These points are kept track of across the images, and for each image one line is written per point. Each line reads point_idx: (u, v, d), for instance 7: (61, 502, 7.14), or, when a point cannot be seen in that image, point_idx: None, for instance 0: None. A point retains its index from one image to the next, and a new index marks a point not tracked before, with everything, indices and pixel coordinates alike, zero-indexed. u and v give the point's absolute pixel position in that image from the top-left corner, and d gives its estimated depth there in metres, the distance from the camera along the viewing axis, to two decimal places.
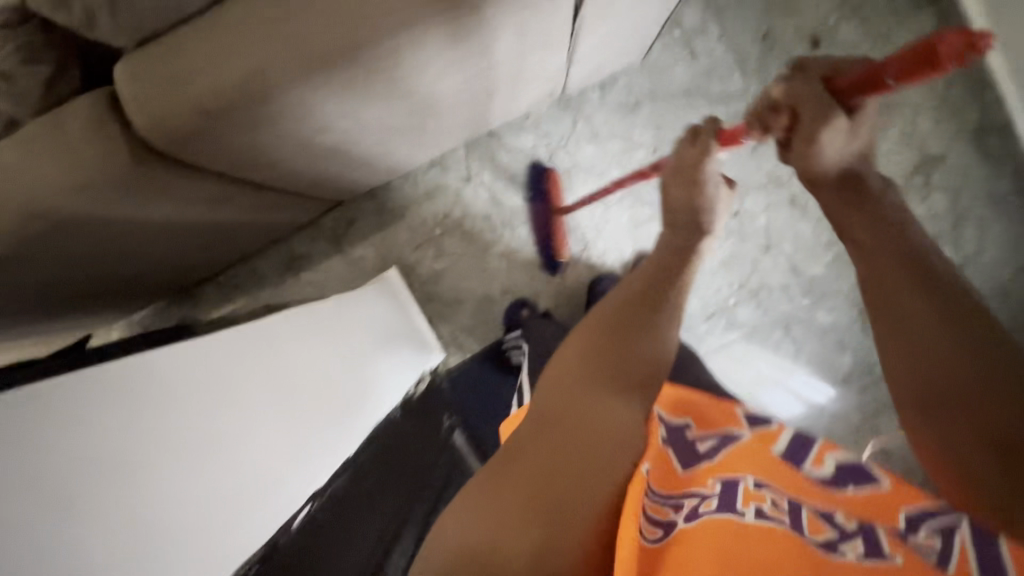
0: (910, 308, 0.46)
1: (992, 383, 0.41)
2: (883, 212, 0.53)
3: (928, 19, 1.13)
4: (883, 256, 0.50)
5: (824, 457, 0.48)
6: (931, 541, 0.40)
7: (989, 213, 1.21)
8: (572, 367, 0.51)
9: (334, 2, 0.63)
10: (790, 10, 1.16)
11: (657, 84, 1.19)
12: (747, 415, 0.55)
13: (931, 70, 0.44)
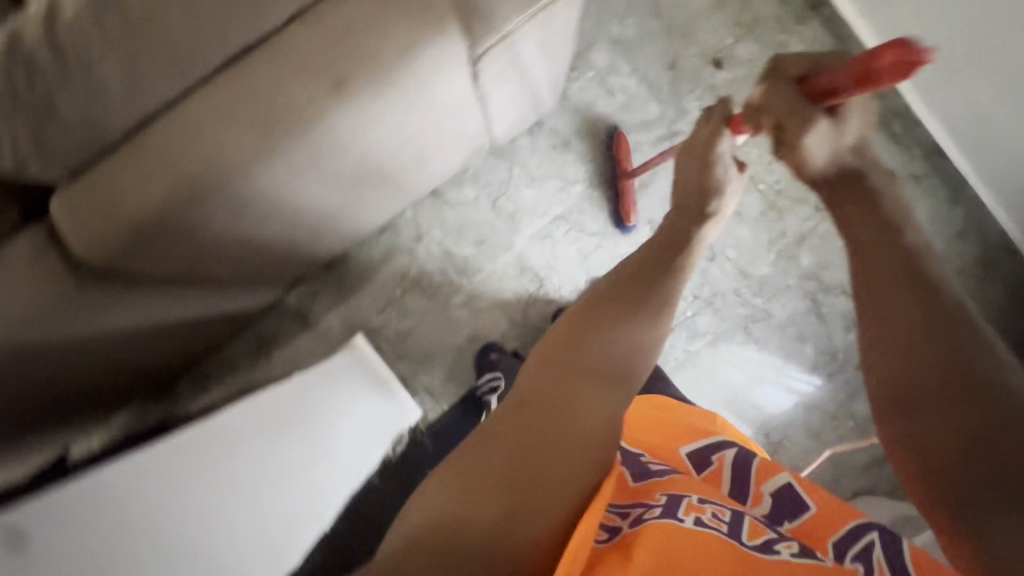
0: (888, 307, 0.53)
1: (948, 383, 0.46)
2: (886, 219, 0.59)
3: (814, 29, 1.23)
4: (878, 261, 0.56)
5: (763, 493, 0.58)
6: (856, 560, 0.47)
7: (914, 193, 1.22)
8: (558, 355, 0.56)
9: (271, 79, 0.64)
10: (690, 38, 1.25)
11: (581, 123, 1.26)
12: (697, 455, 0.65)
13: (883, 80, 0.56)
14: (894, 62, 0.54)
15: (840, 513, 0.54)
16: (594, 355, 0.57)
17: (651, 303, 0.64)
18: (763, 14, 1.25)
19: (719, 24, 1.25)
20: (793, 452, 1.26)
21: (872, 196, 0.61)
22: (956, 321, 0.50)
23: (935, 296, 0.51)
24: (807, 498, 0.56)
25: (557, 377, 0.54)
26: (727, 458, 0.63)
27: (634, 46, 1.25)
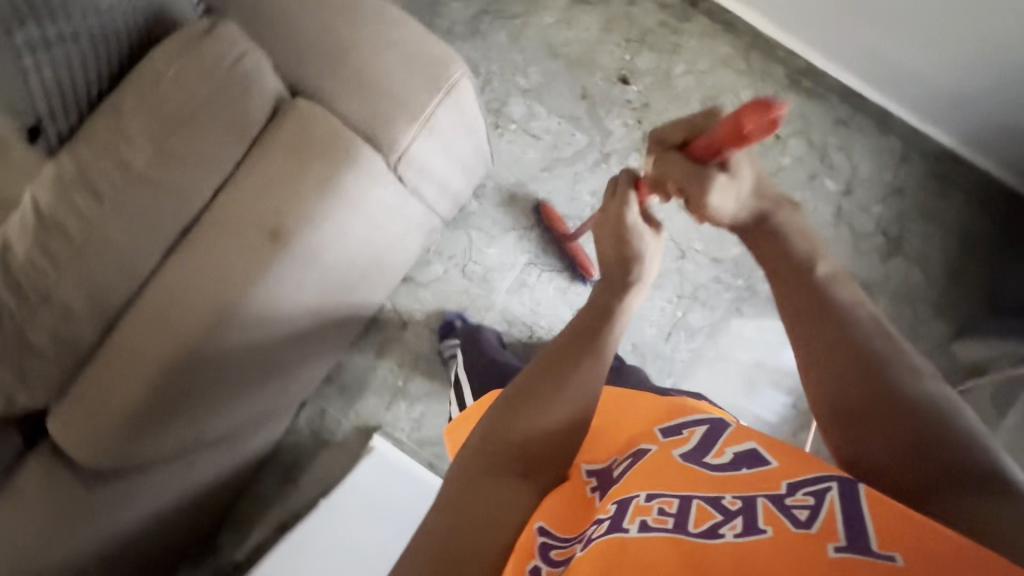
0: (817, 329, 0.58)
1: (881, 401, 0.53)
2: (787, 250, 0.63)
3: (701, 21, 1.28)
4: (797, 287, 0.60)
5: (725, 451, 0.53)
6: (806, 501, 0.45)
7: (846, 136, 1.25)
8: (497, 426, 0.57)
9: (197, 261, 0.68)
10: (591, 66, 1.30)
11: (519, 173, 1.30)
12: (661, 429, 0.59)
13: (753, 137, 0.55)
14: (761, 120, 0.54)
15: (802, 464, 0.49)
16: (527, 425, 0.57)
17: (587, 358, 0.62)
18: (649, 22, 1.29)
19: (614, 42, 1.29)
20: None
21: (785, 219, 0.63)
22: (871, 337, 0.56)
23: (850, 317, 0.58)
24: (771, 455, 0.51)
25: (486, 449, 0.56)
26: (698, 429, 0.57)
27: (543, 89, 1.30)
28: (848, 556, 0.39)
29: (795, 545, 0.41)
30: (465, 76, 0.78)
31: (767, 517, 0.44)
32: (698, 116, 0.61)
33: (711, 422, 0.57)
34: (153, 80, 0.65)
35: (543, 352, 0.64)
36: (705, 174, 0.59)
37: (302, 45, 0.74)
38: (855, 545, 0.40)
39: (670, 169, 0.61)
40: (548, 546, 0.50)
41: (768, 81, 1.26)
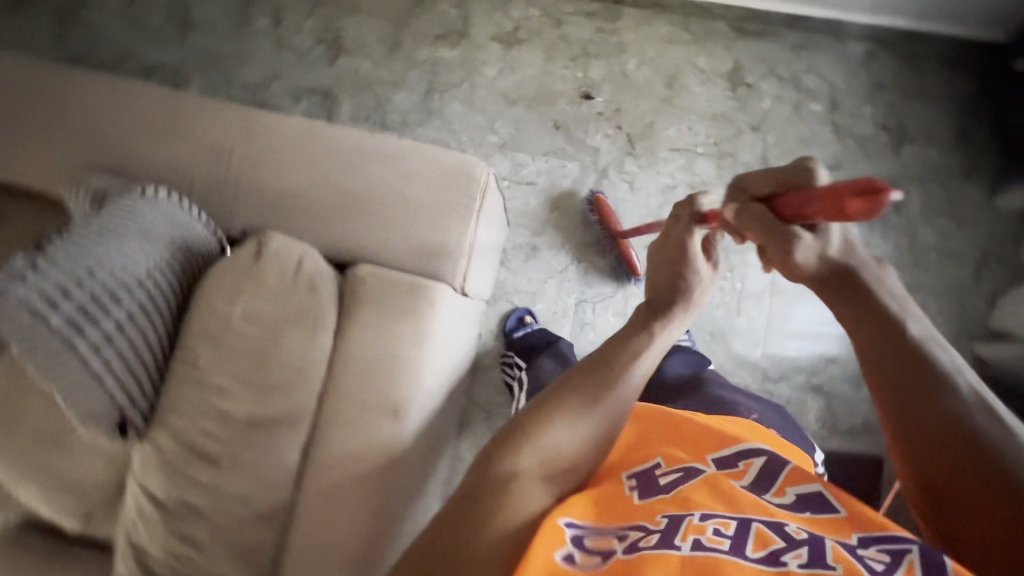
0: (907, 387, 0.54)
1: (983, 484, 0.49)
2: (876, 310, 0.56)
3: (633, 15, 1.30)
4: (888, 355, 0.55)
5: (785, 489, 0.54)
6: (880, 555, 0.47)
7: (809, 58, 1.28)
8: (538, 423, 0.57)
9: (313, 472, 0.63)
10: (552, 96, 1.30)
11: (531, 222, 1.28)
12: (715, 458, 0.59)
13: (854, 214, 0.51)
14: (864, 204, 0.50)
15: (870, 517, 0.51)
16: (575, 438, 0.57)
17: (624, 363, 0.61)
18: (587, 34, 1.31)
19: (562, 67, 1.30)
20: None
21: (872, 276, 0.57)
22: (980, 420, 0.51)
23: (957, 396, 0.52)
24: (838, 502, 0.53)
25: (522, 445, 0.56)
26: (755, 463, 0.57)
27: (517, 137, 1.30)
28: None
29: None
30: (491, 174, 0.75)
31: (837, 555, 0.45)
32: (798, 171, 0.57)
33: (766, 454, 0.58)
34: (220, 324, 0.59)
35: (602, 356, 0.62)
36: (787, 236, 0.56)
37: (328, 217, 0.73)
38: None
39: (751, 226, 0.59)
40: (580, 534, 0.51)
41: (716, 42, 1.29)
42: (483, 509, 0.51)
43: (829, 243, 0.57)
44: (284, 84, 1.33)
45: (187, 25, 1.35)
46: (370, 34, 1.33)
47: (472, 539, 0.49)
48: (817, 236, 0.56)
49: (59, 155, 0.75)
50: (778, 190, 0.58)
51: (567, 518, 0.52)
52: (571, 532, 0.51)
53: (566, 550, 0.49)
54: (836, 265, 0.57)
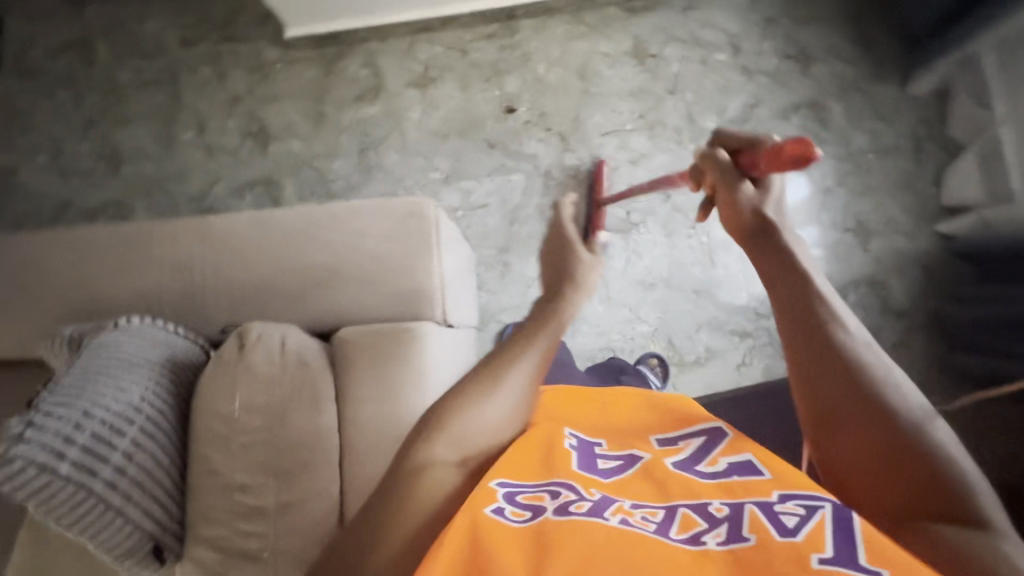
0: (821, 335, 0.51)
1: (882, 432, 0.47)
2: (780, 251, 0.56)
3: (530, 24, 1.37)
4: (793, 293, 0.54)
5: (718, 460, 0.54)
6: (795, 508, 0.46)
7: (701, 17, 1.36)
8: (452, 407, 0.53)
9: None
10: (479, 119, 1.35)
11: (495, 241, 1.31)
12: (658, 437, 0.59)
13: (791, 164, 0.56)
14: (802, 151, 0.55)
15: (798, 476, 0.50)
16: (504, 395, 0.54)
17: (529, 329, 0.59)
18: (493, 54, 1.36)
19: (480, 90, 1.35)
20: (874, 216, 1.31)
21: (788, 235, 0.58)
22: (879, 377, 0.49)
23: (860, 357, 0.50)
24: (765, 467, 0.51)
25: (448, 422, 0.51)
26: (694, 441, 0.57)
27: (458, 167, 1.34)
28: (832, 569, 0.39)
29: (774, 548, 0.42)
30: (439, 208, 0.78)
31: (752, 524, 0.45)
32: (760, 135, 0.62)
33: (705, 429, 0.58)
34: (225, 423, 0.59)
35: (537, 314, 0.61)
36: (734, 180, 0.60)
37: (301, 292, 0.75)
38: (845, 560, 0.40)
39: (706, 169, 0.63)
40: (512, 491, 0.49)
41: (612, 26, 1.36)
42: (395, 488, 0.47)
43: (769, 197, 0.60)
44: (226, 186, 1.36)
45: (116, 159, 1.37)
46: (293, 115, 1.37)
47: (380, 524, 0.45)
48: (758, 189, 0.60)
49: (33, 317, 0.77)
50: (745, 146, 0.62)
51: (499, 479, 0.49)
52: (502, 490, 0.48)
53: (496, 505, 0.46)
54: (764, 217, 0.59)
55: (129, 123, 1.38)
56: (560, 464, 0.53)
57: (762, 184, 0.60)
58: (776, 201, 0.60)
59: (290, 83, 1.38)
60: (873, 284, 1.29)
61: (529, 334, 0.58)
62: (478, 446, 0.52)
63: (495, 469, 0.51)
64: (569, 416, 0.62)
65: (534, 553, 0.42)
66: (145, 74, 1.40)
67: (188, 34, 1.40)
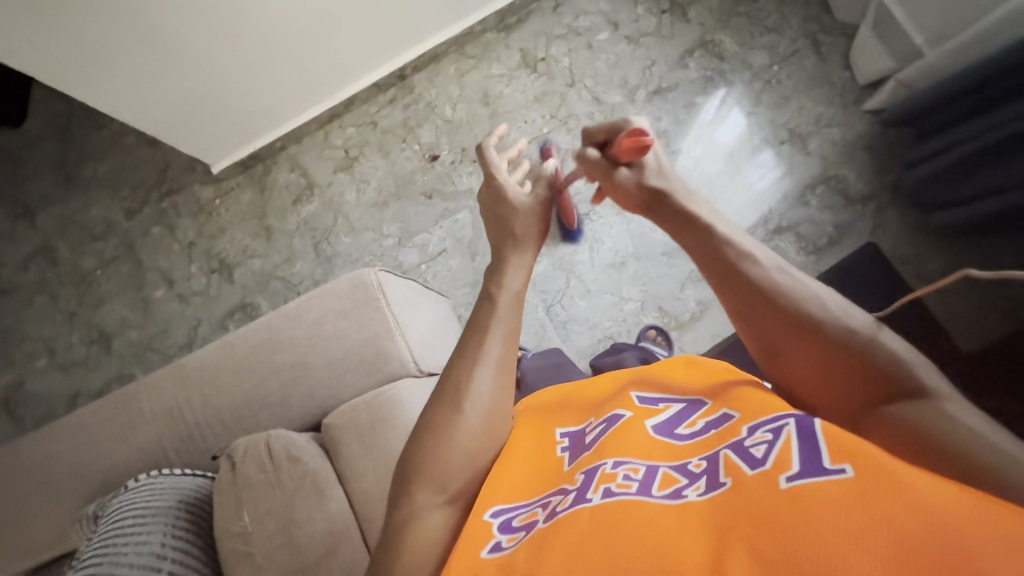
0: (743, 280, 0.55)
1: (823, 347, 0.50)
2: (687, 218, 0.61)
3: (422, 77, 1.45)
4: (707, 255, 0.58)
5: (697, 419, 0.51)
6: (764, 436, 0.45)
7: (571, 8, 1.43)
8: (421, 449, 0.55)
9: None
10: (410, 177, 1.41)
11: (463, 280, 1.35)
12: (635, 394, 0.57)
13: (638, 147, 0.65)
14: (636, 137, 0.65)
15: (764, 404, 0.48)
16: (472, 410, 0.56)
17: (475, 333, 0.61)
18: (401, 115, 1.44)
19: (401, 151, 1.42)
20: (801, 120, 1.33)
21: (681, 194, 0.63)
22: (808, 301, 0.52)
23: (786, 291, 0.53)
24: (735, 408, 0.50)
25: (422, 466, 0.54)
26: (670, 401, 0.55)
27: (406, 227, 1.39)
28: (800, 484, 0.39)
29: (749, 488, 0.41)
30: (380, 271, 0.83)
31: (727, 468, 0.44)
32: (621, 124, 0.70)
33: (687, 398, 0.55)
34: (243, 539, 0.61)
35: (479, 315, 0.63)
36: (611, 173, 0.67)
37: (282, 396, 0.79)
38: (810, 470, 0.40)
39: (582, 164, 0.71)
40: (507, 518, 0.50)
41: (496, 49, 1.43)
42: (390, 547, 0.51)
43: (649, 170, 0.66)
44: (208, 324, 1.42)
45: (105, 338, 1.45)
46: (246, 239, 1.45)
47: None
48: (637, 169, 0.67)
49: (53, 509, 0.81)
50: (610, 139, 0.69)
51: (493, 509, 0.50)
52: (496, 521, 0.49)
53: (492, 540, 0.47)
54: (653, 188, 0.64)
55: (106, 301, 1.47)
56: (549, 472, 0.54)
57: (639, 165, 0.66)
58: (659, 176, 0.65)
59: (233, 212, 1.46)
60: (829, 181, 1.29)
61: (477, 342, 0.60)
62: (457, 469, 0.54)
63: (487, 496, 0.52)
64: (550, 411, 0.62)
65: (528, 562, 0.43)
66: (107, 254, 1.49)
67: (130, 205, 1.50)
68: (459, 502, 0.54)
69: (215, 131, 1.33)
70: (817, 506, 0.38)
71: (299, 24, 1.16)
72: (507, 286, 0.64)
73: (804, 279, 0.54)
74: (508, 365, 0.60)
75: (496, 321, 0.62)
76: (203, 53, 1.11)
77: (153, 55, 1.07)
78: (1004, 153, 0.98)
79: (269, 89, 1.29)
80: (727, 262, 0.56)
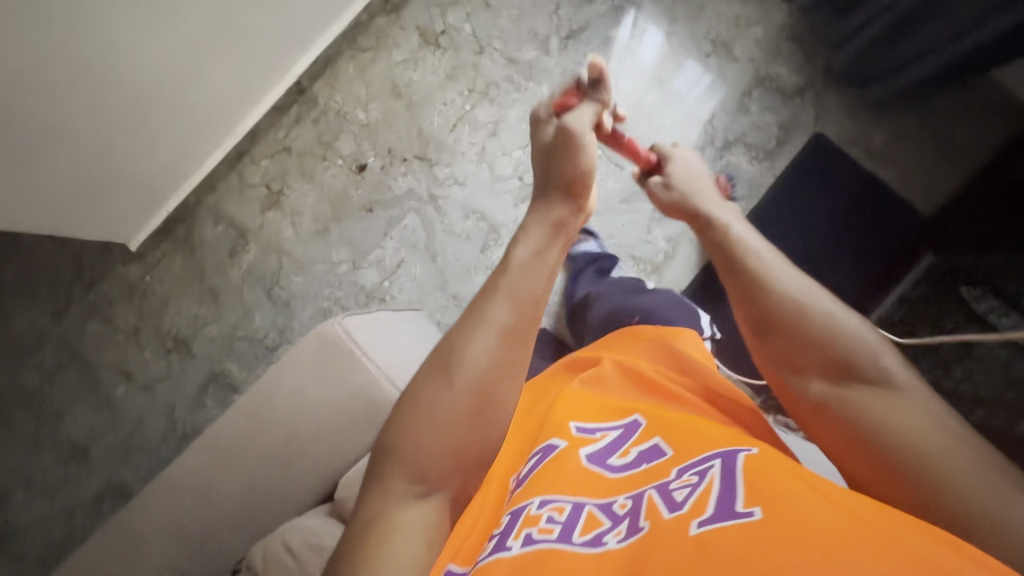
0: (741, 262, 0.62)
1: (809, 333, 0.55)
2: (697, 219, 0.70)
3: (322, 84, 1.33)
4: (714, 246, 0.66)
5: (630, 450, 0.57)
6: (689, 479, 0.50)
7: None
8: (421, 391, 0.52)
9: None
10: (344, 195, 1.32)
11: (429, 286, 1.29)
12: (576, 425, 0.60)
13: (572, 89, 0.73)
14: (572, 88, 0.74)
15: (694, 442, 0.54)
16: (464, 385, 0.51)
17: (494, 281, 0.58)
18: (312, 131, 1.33)
19: (326, 171, 1.32)
20: (721, 27, 1.28)
21: (697, 196, 0.72)
22: (802, 292, 0.58)
23: (783, 281, 0.59)
24: (668, 445, 0.55)
25: (416, 409, 0.51)
26: (610, 433, 0.60)
27: (356, 247, 1.31)
28: (709, 529, 0.44)
29: (668, 527, 0.45)
30: (341, 319, 0.77)
31: (649, 510, 0.48)
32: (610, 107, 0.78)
33: (624, 425, 0.60)
34: None
35: (489, 282, 0.58)
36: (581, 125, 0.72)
37: (283, 477, 0.75)
38: (719, 516, 0.45)
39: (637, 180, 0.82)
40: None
41: (390, 33, 1.32)
42: (375, 507, 0.48)
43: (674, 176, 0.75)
44: (184, 405, 1.34)
45: (81, 452, 1.36)
46: (193, 307, 1.35)
47: (358, 551, 0.45)
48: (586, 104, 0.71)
49: None
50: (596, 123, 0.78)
51: (448, 567, 0.51)
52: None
53: None
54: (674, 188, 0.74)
55: (68, 414, 1.36)
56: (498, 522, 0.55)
57: (663, 156, 0.79)
58: (685, 182, 0.74)
59: (169, 283, 1.35)
60: (763, 82, 1.26)
61: (481, 307, 0.56)
62: (433, 454, 0.49)
63: (446, 550, 0.53)
64: (511, 449, 0.65)
65: None
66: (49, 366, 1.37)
67: None
68: (447, 475, 0.50)
69: (122, 203, 1.22)
70: (717, 549, 0.42)
71: (170, 66, 1.03)
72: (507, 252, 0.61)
73: (807, 281, 0.59)
74: (518, 335, 0.55)
75: (505, 285, 0.57)
76: (84, 134, 1.00)
77: (26, 154, 0.94)
78: (931, 10, 0.96)
79: (165, 143, 1.17)
80: (734, 252, 0.64)
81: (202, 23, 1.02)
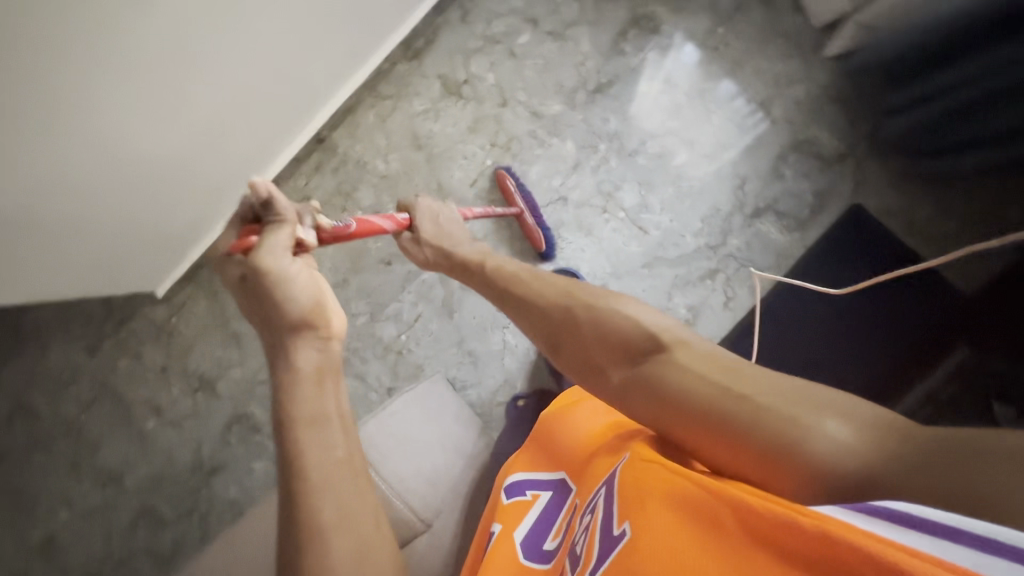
0: (517, 293, 0.80)
1: (578, 332, 0.69)
2: (462, 261, 0.91)
3: (342, 133, 1.31)
4: (492, 281, 0.84)
5: (560, 527, 0.66)
6: (587, 519, 0.57)
7: (482, 17, 1.27)
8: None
9: None
10: (363, 247, 1.32)
11: (445, 342, 1.30)
12: (510, 491, 0.73)
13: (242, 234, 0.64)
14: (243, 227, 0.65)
15: (595, 482, 0.63)
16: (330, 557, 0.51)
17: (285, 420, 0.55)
18: (331, 180, 1.31)
19: None
20: (758, 86, 1.21)
21: (457, 243, 0.95)
22: (559, 299, 0.74)
23: (543, 294, 0.76)
24: (584, 497, 0.65)
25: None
26: (541, 497, 0.71)
27: (375, 301, 1.32)
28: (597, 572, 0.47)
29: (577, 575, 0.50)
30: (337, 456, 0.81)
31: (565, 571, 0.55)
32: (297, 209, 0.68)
33: (554, 490, 0.71)
34: None
35: (293, 482, 0.53)
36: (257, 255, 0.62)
37: None
38: (603, 550, 0.48)
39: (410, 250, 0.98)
40: None
41: (412, 82, 1.29)
42: None
43: (423, 232, 0.97)
44: (210, 443, 1.40)
45: (114, 480, 1.42)
46: (217, 350, 1.41)
47: None
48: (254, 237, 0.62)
49: None
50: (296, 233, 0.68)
51: None
52: None
53: None
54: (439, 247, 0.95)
55: (102, 445, 1.42)
56: None
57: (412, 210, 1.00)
58: (431, 237, 0.97)
59: (194, 325, 1.41)
60: (800, 146, 1.20)
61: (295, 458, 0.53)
62: None
63: None
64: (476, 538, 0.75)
65: None
66: (84, 398, 1.42)
67: (88, 343, 1.41)
68: None
69: (146, 260, 1.23)
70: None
71: (194, 143, 1.00)
72: (284, 378, 0.56)
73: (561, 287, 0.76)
74: (340, 465, 0.55)
75: (300, 420, 0.55)
76: (105, 222, 0.99)
77: (49, 241, 0.93)
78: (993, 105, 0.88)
79: (188, 207, 1.15)
80: (510, 287, 0.81)
81: (216, 106, 0.98)
